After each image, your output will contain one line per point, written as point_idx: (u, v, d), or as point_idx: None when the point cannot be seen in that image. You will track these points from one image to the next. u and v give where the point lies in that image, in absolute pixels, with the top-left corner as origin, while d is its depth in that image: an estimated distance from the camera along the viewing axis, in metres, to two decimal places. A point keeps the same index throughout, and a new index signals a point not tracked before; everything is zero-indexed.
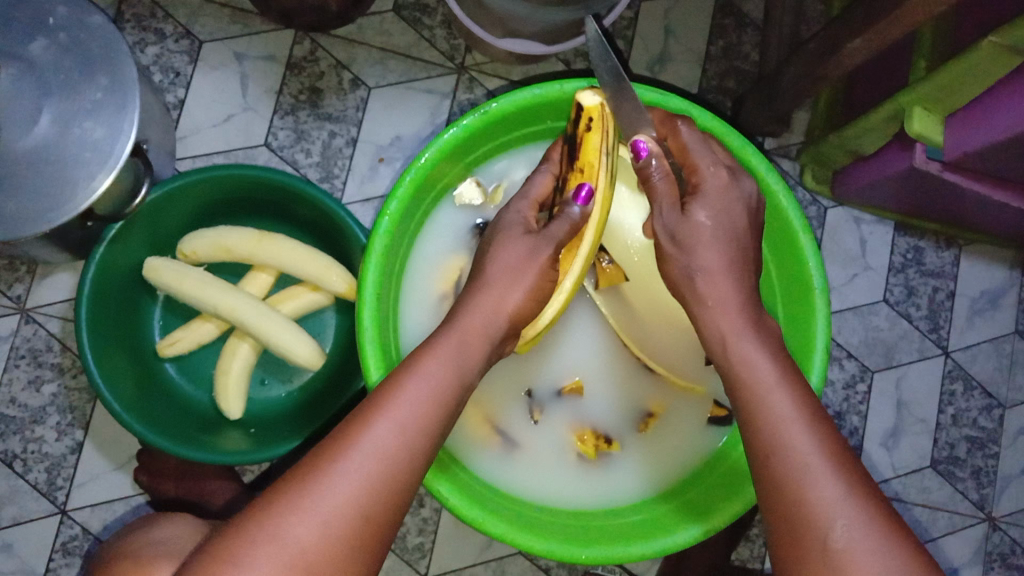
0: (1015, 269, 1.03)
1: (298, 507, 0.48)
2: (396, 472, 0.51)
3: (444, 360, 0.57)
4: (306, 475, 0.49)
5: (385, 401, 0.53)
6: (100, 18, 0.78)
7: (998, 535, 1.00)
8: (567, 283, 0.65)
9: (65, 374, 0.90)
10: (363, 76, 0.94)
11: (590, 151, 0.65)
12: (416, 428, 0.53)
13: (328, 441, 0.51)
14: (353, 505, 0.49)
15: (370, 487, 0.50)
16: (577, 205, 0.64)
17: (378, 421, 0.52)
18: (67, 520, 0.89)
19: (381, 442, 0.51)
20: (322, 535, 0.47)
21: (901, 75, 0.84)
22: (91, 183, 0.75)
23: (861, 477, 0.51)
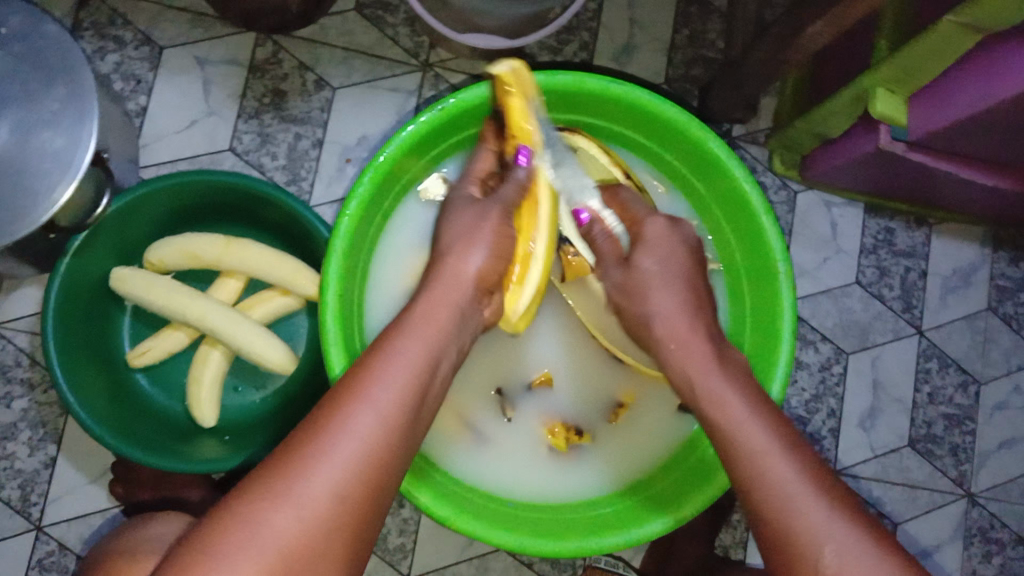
0: (986, 246, 1.03)
1: (281, 498, 0.46)
2: (380, 459, 0.50)
3: (418, 341, 0.56)
4: (287, 464, 0.48)
5: (360, 385, 0.52)
6: (54, 27, 0.77)
7: (978, 511, 1.00)
8: (531, 249, 0.67)
9: (37, 388, 0.89)
10: (327, 77, 0.94)
11: (517, 117, 0.66)
12: (397, 412, 0.52)
13: (306, 426, 0.50)
14: (334, 494, 0.48)
15: (354, 474, 0.49)
16: (522, 167, 0.67)
17: (358, 407, 0.51)
18: (43, 536, 0.88)
19: (364, 427, 0.50)
20: (308, 526, 0.46)
21: (863, 56, 0.83)
22: (52, 195, 0.74)
23: (837, 494, 0.51)
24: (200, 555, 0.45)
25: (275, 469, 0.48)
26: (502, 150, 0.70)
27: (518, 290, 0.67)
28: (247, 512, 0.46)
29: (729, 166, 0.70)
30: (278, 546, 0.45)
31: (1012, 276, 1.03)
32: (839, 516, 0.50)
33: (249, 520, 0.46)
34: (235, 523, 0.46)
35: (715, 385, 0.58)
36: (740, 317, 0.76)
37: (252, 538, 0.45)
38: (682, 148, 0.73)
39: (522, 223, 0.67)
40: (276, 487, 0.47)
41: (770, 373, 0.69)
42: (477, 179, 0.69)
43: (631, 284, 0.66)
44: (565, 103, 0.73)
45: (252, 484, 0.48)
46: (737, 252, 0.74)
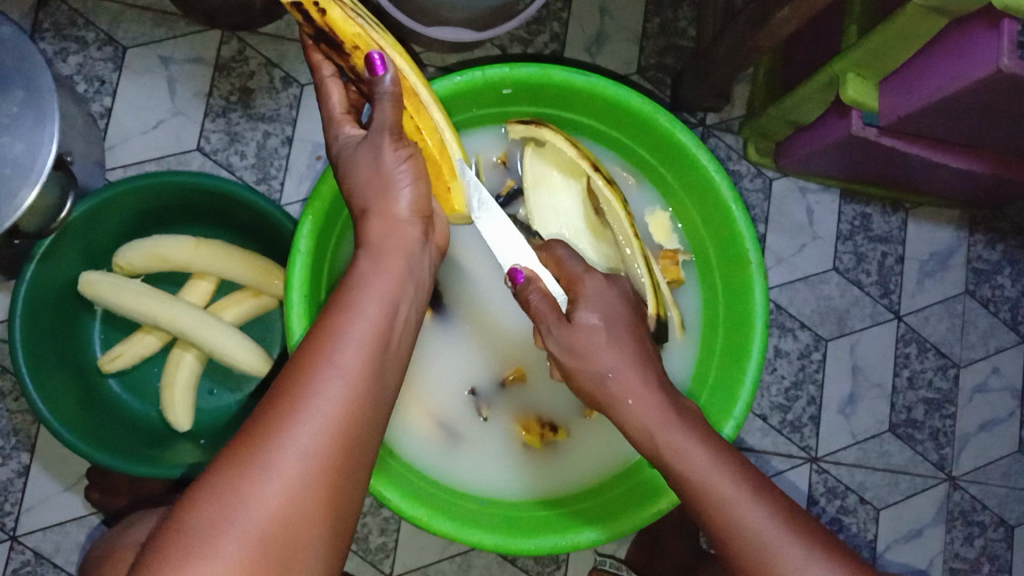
0: (962, 229, 1.03)
1: (251, 473, 0.44)
2: (352, 424, 0.47)
3: (378, 300, 0.51)
4: (254, 438, 0.45)
5: (318, 352, 0.47)
6: (11, 29, 0.75)
7: (959, 494, 1.01)
8: (442, 137, 0.61)
9: (7, 397, 0.88)
10: (295, 74, 0.92)
11: (345, 28, 0.57)
12: (363, 372, 0.48)
13: (270, 401, 0.46)
14: (306, 476, 0.44)
15: (330, 437, 0.45)
16: (387, 74, 0.56)
17: (321, 379, 0.46)
18: (17, 546, 0.87)
19: (329, 399, 0.46)
20: (285, 502, 0.44)
21: (832, 42, 0.83)
22: (14, 201, 0.72)
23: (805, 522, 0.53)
24: (172, 545, 0.42)
25: (241, 446, 0.45)
26: (351, 68, 0.59)
27: (455, 184, 0.62)
28: (213, 502, 0.43)
29: (699, 157, 0.70)
30: (254, 523, 0.43)
31: (988, 258, 1.04)
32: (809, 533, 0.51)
33: (219, 501, 0.43)
34: (206, 515, 0.43)
35: None
36: (712, 307, 0.75)
37: (226, 529, 0.43)
38: (650, 139, 0.73)
39: (417, 123, 0.60)
40: (245, 466, 0.44)
41: (742, 363, 0.69)
42: (346, 117, 0.60)
43: (580, 333, 0.60)
44: (530, 95, 0.72)
45: (219, 465, 0.45)
46: (707, 241, 0.74)
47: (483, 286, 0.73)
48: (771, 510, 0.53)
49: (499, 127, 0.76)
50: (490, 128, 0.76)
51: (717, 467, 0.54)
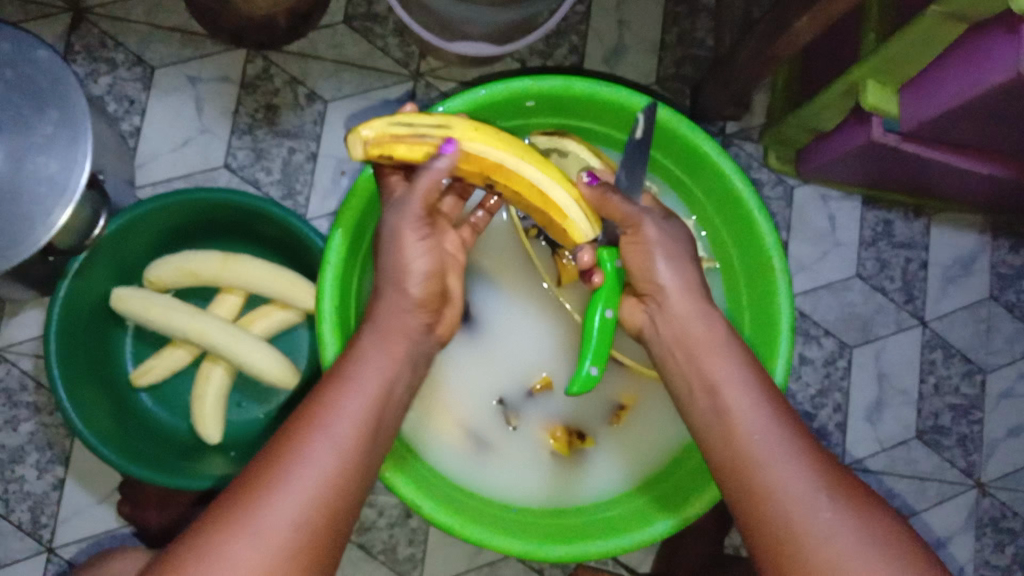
0: (985, 234, 1.03)
1: (242, 532, 0.50)
2: (335, 490, 0.54)
3: (374, 372, 0.58)
4: (248, 497, 0.52)
5: (316, 421, 0.55)
6: (44, 52, 0.77)
7: (988, 501, 1.00)
8: (539, 185, 0.63)
9: (42, 412, 0.90)
10: (318, 90, 0.94)
11: (417, 152, 0.59)
12: (352, 446, 0.55)
13: (267, 462, 0.54)
14: (290, 533, 0.51)
15: (315, 499, 0.53)
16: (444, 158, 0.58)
17: (314, 446, 0.54)
18: (54, 557, 0.88)
19: (319, 465, 0.53)
20: (268, 554, 0.50)
21: (851, 49, 0.83)
22: (49, 219, 0.74)
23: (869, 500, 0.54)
24: None
25: (237, 503, 0.52)
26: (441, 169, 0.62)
27: (568, 221, 0.64)
28: (206, 549, 0.50)
29: (721, 164, 0.71)
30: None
31: (1013, 263, 1.03)
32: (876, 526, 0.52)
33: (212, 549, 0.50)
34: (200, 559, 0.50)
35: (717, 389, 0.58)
36: (737, 310, 0.75)
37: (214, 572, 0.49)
38: (672, 148, 0.73)
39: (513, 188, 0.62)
40: (237, 520, 0.51)
41: (769, 369, 0.69)
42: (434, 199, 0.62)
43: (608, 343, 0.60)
44: (554, 106, 0.73)
45: (216, 515, 0.52)
46: (731, 247, 0.75)
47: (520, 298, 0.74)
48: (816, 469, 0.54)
49: None
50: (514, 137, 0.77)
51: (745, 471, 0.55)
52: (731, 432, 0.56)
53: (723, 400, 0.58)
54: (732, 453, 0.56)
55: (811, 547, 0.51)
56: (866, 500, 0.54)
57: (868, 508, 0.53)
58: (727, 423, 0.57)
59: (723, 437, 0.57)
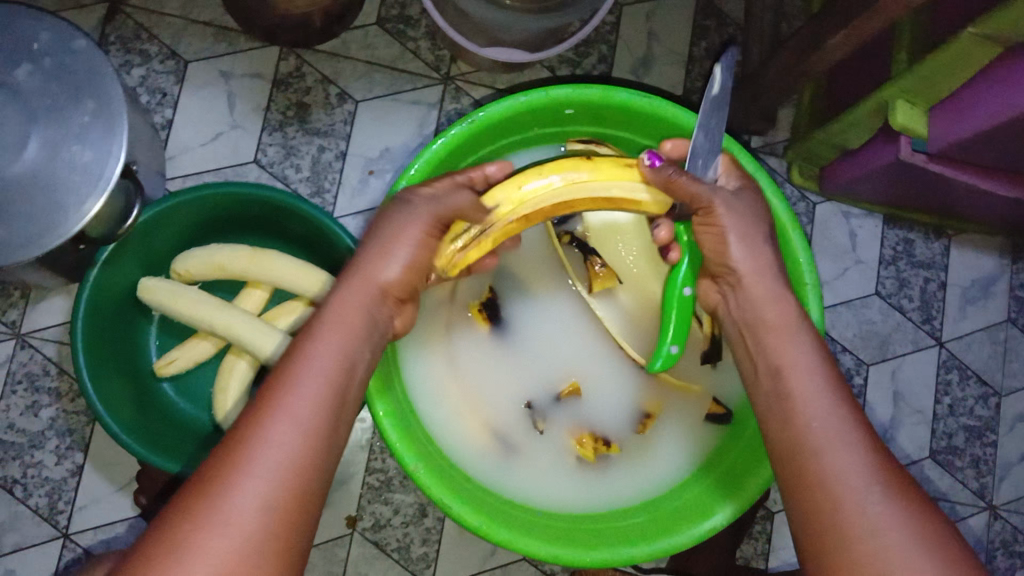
0: (1005, 257, 1.03)
1: (207, 518, 0.48)
2: (303, 466, 0.51)
3: (332, 348, 0.57)
4: (206, 487, 0.49)
5: (277, 401, 0.53)
6: (84, 42, 0.78)
7: (999, 523, 1.00)
8: (615, 199, 0.66)
9: (63, 398, 0.90)
10: (350, 90, 0.95)
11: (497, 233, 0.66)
12: (315, 421, 0.53)
13: (226, 449, 0.51)
14: (262, 514, 0.49)
15: (281, 486, 0.50)
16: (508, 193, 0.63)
17: (274, 425, 0.52)
18: (69, 544, 0.89)
19: (282, 442, 0.51)
20: (242, 535, 0.48)
21: (881, 69, 0.84)
22: (82, 207, 0.75)
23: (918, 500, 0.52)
24: None
25: (193, 495, 0.49)
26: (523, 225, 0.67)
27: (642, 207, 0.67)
28: (170, 540, 0.47)
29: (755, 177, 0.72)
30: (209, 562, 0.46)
31: None
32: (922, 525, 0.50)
33: (179, 537, 0.47)
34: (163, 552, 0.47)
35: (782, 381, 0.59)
36: None
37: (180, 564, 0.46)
38: None
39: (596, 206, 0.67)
40: (202, 505, 0.48)
41: None
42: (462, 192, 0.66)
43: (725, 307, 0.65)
44: (592, 115, 0.74)
45: (176, 508, 0.49)
46: None
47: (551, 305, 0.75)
48: (872, 463, 0.53)
49: (558, 145, 0.78)
50: (550, 144, 0.78)
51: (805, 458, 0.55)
52: (790, 416, 0.57)
53: (785, 382, 0.59)
54: (789, 436, 0.56)
55: (855, 537, 0.50)
56: (920, 501, 0.52)
57: (914, 504, 0.51)
58: (786, 404, 0.57)
59: (783, 418, 0.57)
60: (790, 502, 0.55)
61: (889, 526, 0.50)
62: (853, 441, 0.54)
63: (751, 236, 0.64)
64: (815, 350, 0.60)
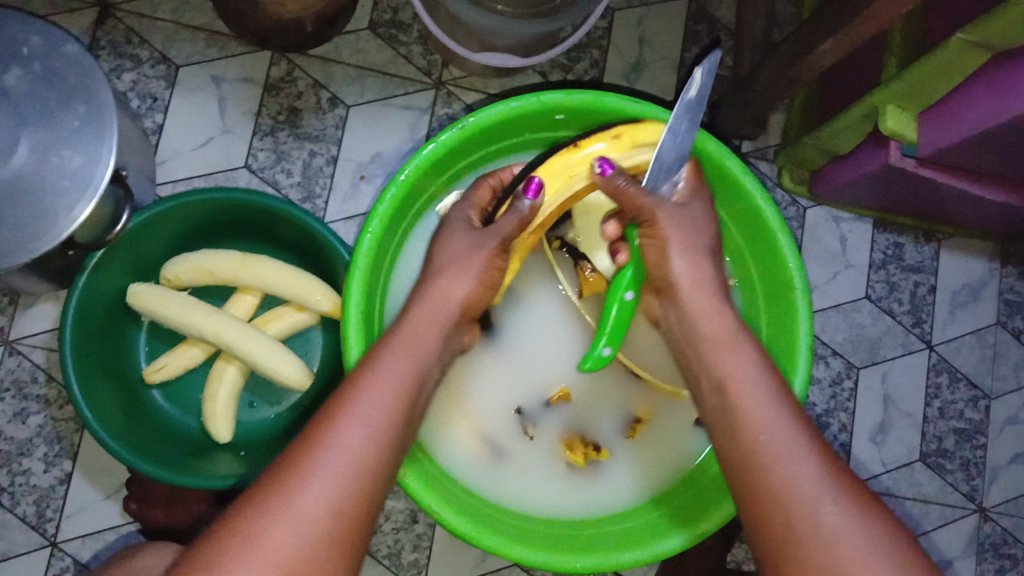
0: (994, 261, 1.04)
1: (279, 511, 0.51)
2: (372, 466, 0.55)
3: (402, 358, 0.61)
4: (281, 478, 0.53)
5: (347, 403, 0.57)
6: (74, 46, 0.78)
7: (989, 526, 1.00)
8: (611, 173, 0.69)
9: (52, 405, 0.89)
10: (341, 95, 0.95)
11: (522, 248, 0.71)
12: (384, 424, 0.57)
13: (299, 444, 0.55)
14: (329, 508, 0.52)
15: (343, 488, 0.53)
16: (528, 197, 0.67)
17: (345, 424, 0.55)
18: (57, 553, 0.88)
19: (352, 442, 0.55)
20: (312, 527, 0.51)
21: (872, 74, 0.84)
22: (72, 213, 0.74)
23: (874, 505, 0.53)
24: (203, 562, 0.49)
25: (266, 485, 0.53)
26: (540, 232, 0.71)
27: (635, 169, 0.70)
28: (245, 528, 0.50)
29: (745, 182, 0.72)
30: (281, 550, 0.50)
31: (1020, 290, 1.04)
32: (883, 536, 0.51)
33: (258, 522, 0.51)
34: (241, 538, 0.50)
35: (740, 393, 0.58)
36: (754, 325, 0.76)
37: (254, 549, 0.50)
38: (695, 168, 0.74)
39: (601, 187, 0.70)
40: (276, 495, 0.52)
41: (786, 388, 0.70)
42: (475, 207, 0.71)
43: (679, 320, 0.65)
44: (582, 121, 0.74)
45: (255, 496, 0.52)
46: (752, 266, 0.75)
47: (542, 311, 0.75)
48: (827, 471, 0.54)
49: None
50: (540, 150, 0.78)
51: (763, 474, 0.55)
52: (738, 425, 0.57)
53: (731, 395, 0.59)
54: (738, 448, 0.57)
55: (812, 547, 0.51)
56: (874, 505, 0.53)
57: (868, 509, 0.53)
58: (733, 416, 0.58)
59: (729, 429, 0.58)
60: (743, 509, 0.56)
61: (846, 533, 0.51)
62: (802, 449, 0.55)
63: (694, 246, 0.65)
64: (762, 360, 0.60)
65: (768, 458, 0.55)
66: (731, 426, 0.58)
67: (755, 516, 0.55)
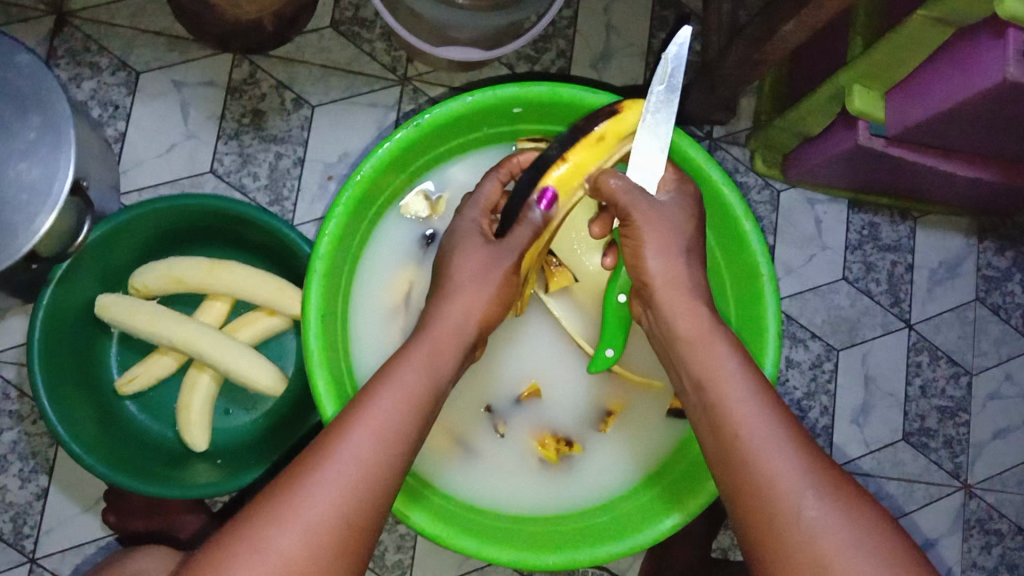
0: (971, 237, 1.03)
1: (286, 519, 0.51)
2: (381, 474, 0.55)
3: (418, 365, 0.60)
4: (290, 485, 0.53)
5: (359, 411, 0.56)
6: (27, 57, 0.76)
7: (975, 502, 1.00)
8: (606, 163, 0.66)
9: (25, 420, 0.89)
10: (305, 95, 0.94)
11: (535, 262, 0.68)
12: (394, 430, 0.56)
13: (314, 447, 0.55)
14: (336, 515, 0.52)
15: (351, 495, 0.53)
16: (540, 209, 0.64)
17: (355, 431, 0.55)
18: (37, 568, 0.87)
19: (362, 449, 0.55)
20: (317, 535, 0.51)
21: (838, 54, 0.83)
22: (32, 226, 0.73)
23: (861, 501, 0.53)
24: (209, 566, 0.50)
25: (281, 487, 0.53)
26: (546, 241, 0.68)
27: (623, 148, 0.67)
28: (249, 534, 0.51)
29: (708, 170, 0.71)
30: (285, 558, 0.50)
31: (998, 265, 1.04)
32: (867, 532, 0.51)
33: (266, 528, 0.51)
34: (246, 545, 0.50)
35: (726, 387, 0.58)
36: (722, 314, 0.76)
37: (260, 556, 0.50)
38: None
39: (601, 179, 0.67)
40: (282, 502, 0.52)
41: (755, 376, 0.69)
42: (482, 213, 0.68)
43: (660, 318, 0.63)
44: (541, 114, 0.73)
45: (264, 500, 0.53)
46: (719, 255, 0.75)
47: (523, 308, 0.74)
48: (810, 466, 0.54)
49: (510, 145, 0.77)
50: (501, 144, 0.77)
51: (748, 469, 0.55)
52: (721, 421, 0.57)
53: (708, 389, 0.58)
54: (721, 446, 0.57)
55: (796, 540, 0.52)
56: (861, 499, 0.53)
57: (855, 504, 0.53)
58: (714, 414, 0.58)
59: (712, 426, 0.58)
60: (728, 500, 0.56)
61: (828, 529, 0.51)
62: (783, 445, 0.55)
63: (669, 247, 0.63)
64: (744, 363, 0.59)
65: (751, 454, 0.55)
66: (715, 422, 0.57)
67: (738, 508, 0.55)
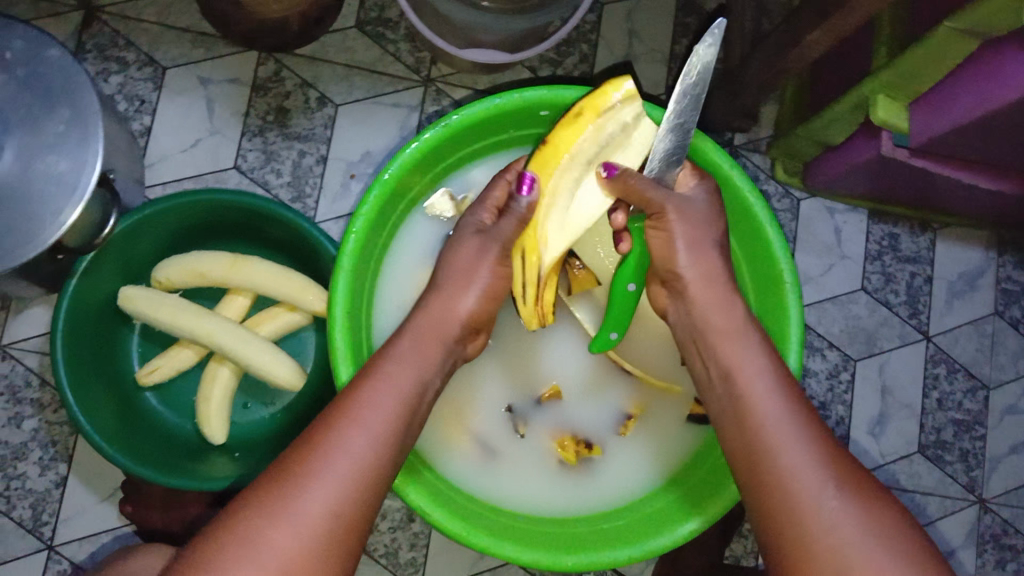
0: (991, 250, 1.03)
1: (279, 515, 0.52)
2: (371, 474, 0.56)
3: (410, 372, 0.62)
4: (283, 480, 0.54)
5: (353, 407, 0.58)
6: (56, 51, 0.77)
7: (990, 517, 1.00)
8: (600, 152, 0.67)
9: (46, 409, 0.90)
10: (329, 94, 0.94)
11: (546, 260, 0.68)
12: (387, 430, 0.58)
13: (302, 443, 0.56)
14: (328, 513, 0.53)
15: (345, 493, 0.54)
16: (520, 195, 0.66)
17: (351, 430, 0.57)
18: (54, 555, 0.88)
19: (356, 447, 0.56)
20: (307, 530, 0.52)
21: (862, 64, 0.83)
22: (59, 218, 0.74)
23: (883, 502, 0.53)
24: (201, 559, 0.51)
25: (269, 483, 0.54)
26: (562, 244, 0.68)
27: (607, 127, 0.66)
28: (240, 528, 0.52)
29: (732, 175, 0.71)
30: (276, 551, 0.51)
31: (1017, 279, 1.03)
32: (889, 534, 0.51)
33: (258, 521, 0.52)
34: (238, 538, 0.51)
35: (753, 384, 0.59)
36: None
37: (252, 550, 0.51)
38: None
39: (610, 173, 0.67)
40: (272, 497, 0.53)
41: None
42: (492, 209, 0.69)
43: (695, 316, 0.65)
44: None
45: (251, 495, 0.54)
46: (742, 260, 0.75)
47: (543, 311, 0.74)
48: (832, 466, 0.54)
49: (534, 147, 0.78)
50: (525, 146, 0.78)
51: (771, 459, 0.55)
52: (745, 415, 0.58)
53: (737, 383, 0.60)
54: (744, 442, 0.58)
55: (815, 536, 0.52)
56: (883, 501, 0.53)
57: (877, 505, 0.53)
58: (741, 407, 0.59)
59: (737, 421, 0.59)
60: (749, 496, 0.57)
61: (850, 526, 0.51)
62: (804, 440, 0.56)
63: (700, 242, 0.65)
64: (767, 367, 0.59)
65: (773, 449, 0.55)
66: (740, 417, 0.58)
67: (760, 503, 0.55)
